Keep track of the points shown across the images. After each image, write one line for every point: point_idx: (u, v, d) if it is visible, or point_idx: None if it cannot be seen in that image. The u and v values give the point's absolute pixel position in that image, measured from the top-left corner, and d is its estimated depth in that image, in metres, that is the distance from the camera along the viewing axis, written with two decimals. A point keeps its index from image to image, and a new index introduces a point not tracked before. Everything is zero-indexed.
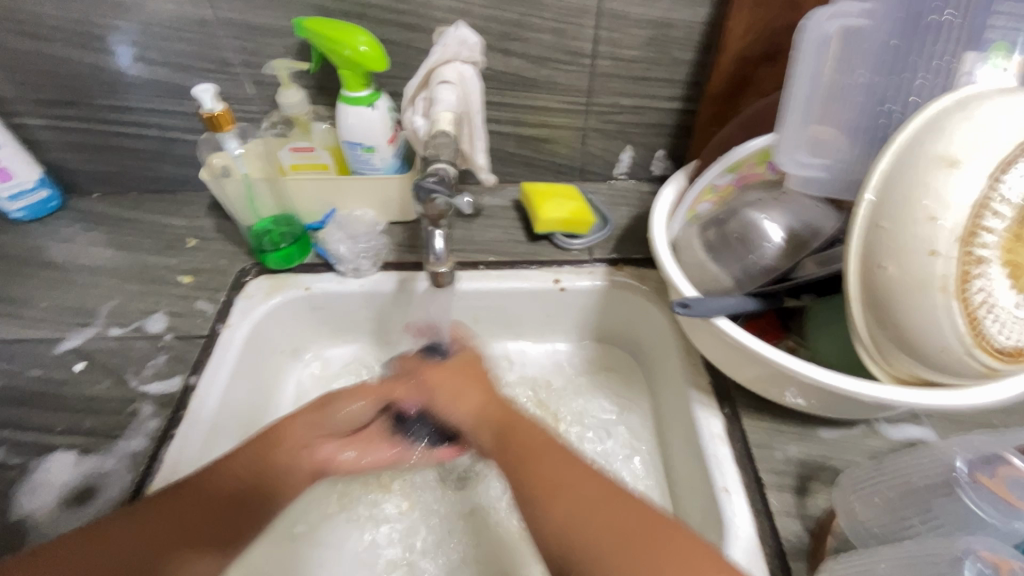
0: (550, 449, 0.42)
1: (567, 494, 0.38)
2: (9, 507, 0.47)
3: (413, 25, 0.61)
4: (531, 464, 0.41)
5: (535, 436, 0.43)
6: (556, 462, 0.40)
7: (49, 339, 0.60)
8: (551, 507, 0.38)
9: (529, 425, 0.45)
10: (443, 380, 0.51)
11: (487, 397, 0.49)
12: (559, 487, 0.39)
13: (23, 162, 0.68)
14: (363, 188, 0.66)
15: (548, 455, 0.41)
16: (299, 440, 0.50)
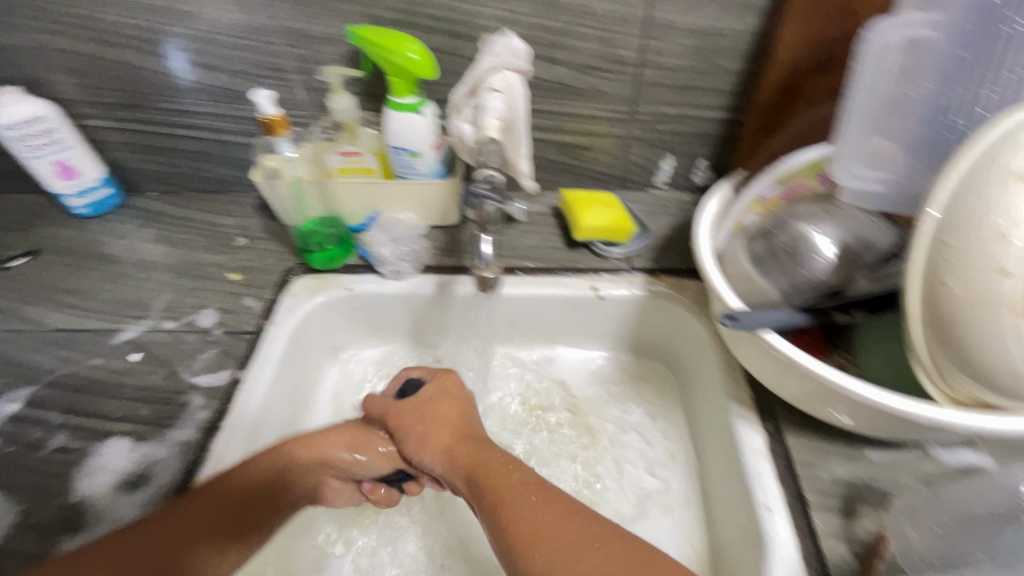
0: (533, 489, 0.45)
1: (541, 531, 0.41)
2: (69, 488, 0.50)
3: (461, 33, 0.62)
4: (504, 506, 0.44)
5: (501, 478, 0.47)
6: (536, 501, 0.44)
7: (107, 330, 0.63)
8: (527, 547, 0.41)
9: (502, 468, 0.48)
10: (413, 421, 0.56)
11: (456, 438, 0.53)
12: (538, 525, 0.42)
13: (88, 161, 0.72)
14: (406, 192, 0.67)
15: (528, 497, 0.44)
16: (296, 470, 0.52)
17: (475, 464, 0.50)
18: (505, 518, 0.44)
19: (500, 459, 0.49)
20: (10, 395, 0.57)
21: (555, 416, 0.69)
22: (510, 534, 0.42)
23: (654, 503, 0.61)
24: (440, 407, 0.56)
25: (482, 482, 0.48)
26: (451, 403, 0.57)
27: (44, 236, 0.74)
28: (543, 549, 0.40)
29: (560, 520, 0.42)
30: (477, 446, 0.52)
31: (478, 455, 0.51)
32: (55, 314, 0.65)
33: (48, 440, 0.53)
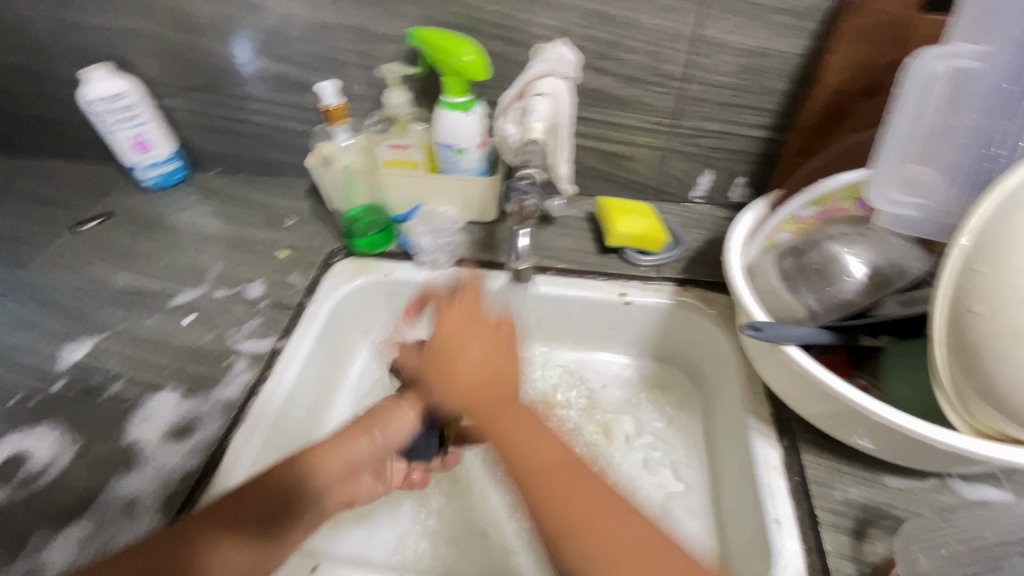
0: (568, 472, 0.40)
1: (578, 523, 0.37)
2: (122, 431, 0.54)
3: (514, 40, 0.65)
4: (549, 490, 0.39)
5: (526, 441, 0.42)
6: (573, 487, 0.39)
7: (165, 293, 0.68)
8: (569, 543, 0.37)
9: (548, 446, 0.42)
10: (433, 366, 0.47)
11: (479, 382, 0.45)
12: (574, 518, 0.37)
13: (161, 137, 0.78)
14: (449, 187, 0.70)
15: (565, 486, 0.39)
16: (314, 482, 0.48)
17: (504, 429, 0.43)
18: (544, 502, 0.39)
19: (529, 427, 0.43)
20: (76, 343, 0.62)
21: (575, 416, 0.70)
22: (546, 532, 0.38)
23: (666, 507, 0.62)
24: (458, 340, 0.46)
25: (521, 452, 0.41)
26: (475, 328, 0.47)
27: (117, 203, 0.81)
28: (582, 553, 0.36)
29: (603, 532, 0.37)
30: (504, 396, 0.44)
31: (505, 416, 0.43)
32: (120, 275, 0.70)
33: (106, 387, 0.58)
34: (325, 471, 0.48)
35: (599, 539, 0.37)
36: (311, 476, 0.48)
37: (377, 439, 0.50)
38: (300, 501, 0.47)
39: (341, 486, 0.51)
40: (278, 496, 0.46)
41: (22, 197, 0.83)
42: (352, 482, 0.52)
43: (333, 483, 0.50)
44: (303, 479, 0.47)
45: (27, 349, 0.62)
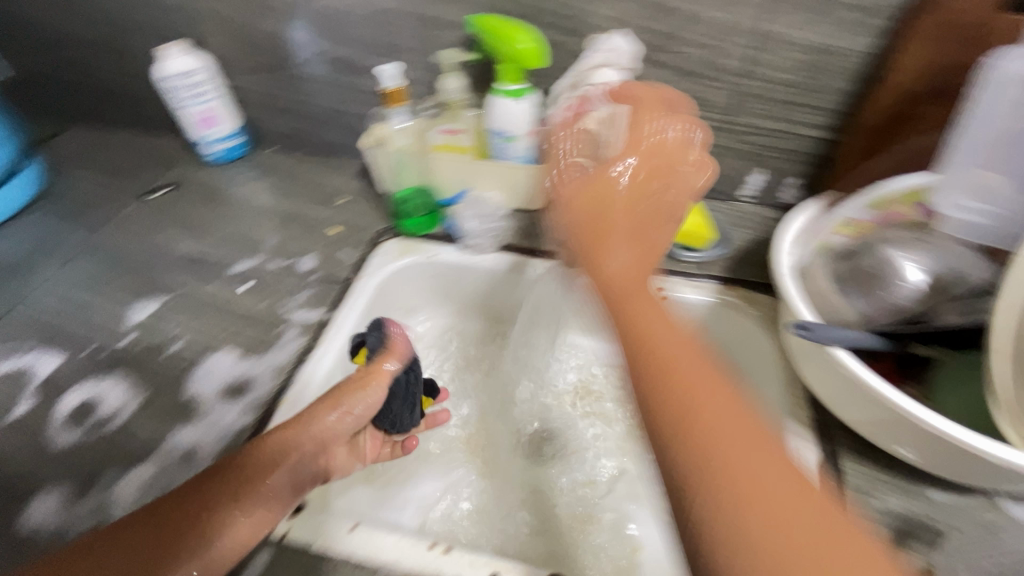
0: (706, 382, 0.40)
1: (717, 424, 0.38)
2: (182, 386, 0.58)
3: (570, 29, 0.65)
4: (690, 401, 0.38)
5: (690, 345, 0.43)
6: (711, 395, 0.39)
7: (223, 261, 0.71)
8: (687, 437, 0.37)
9: (689, 355, 0.42)
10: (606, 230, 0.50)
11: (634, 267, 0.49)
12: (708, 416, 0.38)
13: (226, 113, 0.82)
14: (496, 173, 0.70)
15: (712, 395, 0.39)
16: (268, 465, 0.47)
17: (633, 314, 0.46)
18: (687, 419, 0.38)
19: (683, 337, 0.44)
20: (142, 302, 0.67)
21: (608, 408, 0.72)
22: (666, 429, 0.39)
23: None
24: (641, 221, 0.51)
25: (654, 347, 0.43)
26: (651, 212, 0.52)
27: (183, 175, 0.85)
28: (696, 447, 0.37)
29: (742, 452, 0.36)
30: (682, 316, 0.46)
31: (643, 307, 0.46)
32: (184, 241, 0.74)
33: (168, 345, 0.62)
34: (298, 445, 0.49)
35: (727, 445, 0.36)
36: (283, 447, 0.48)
37: (345, 411, 0.52)
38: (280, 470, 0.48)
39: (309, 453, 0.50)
40: (253, 466, 0.47)
41: (98, 163, 0.88)
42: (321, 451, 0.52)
43: (303, 458, 0.50)
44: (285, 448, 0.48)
45: (100, 305, 0.67)
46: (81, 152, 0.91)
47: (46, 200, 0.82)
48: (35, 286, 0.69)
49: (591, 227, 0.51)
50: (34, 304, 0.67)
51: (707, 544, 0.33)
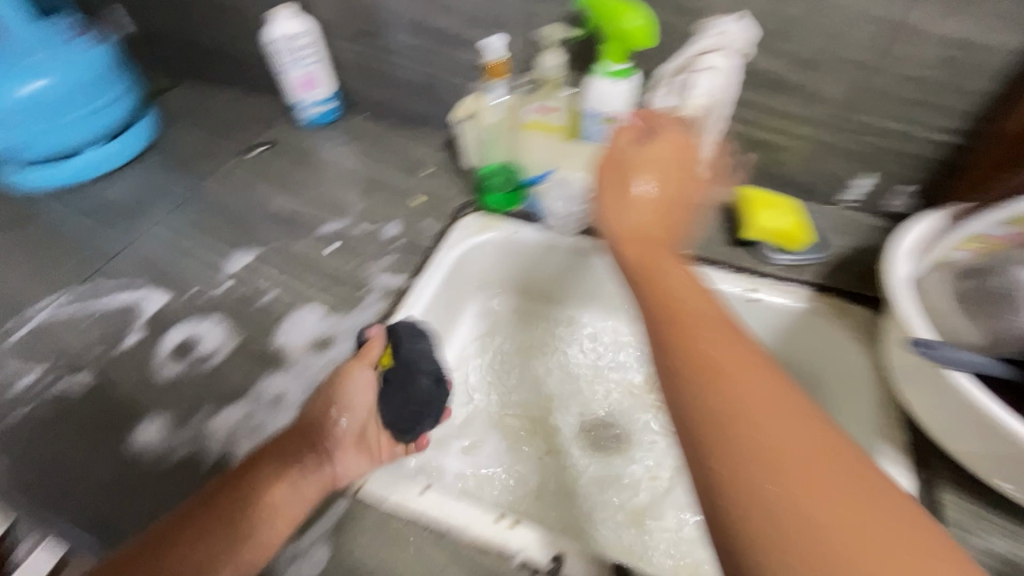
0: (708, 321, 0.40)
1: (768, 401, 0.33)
2: (274, 334, 0.61)
3: (684, 9, 0.62)
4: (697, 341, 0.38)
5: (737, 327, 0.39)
6: (724, 339, 0.38)
7: (315, 220, 0.74)
8: (704, 380, 0.36)
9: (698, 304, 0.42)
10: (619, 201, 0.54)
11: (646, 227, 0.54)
12: (745, 392, 0.34)
13: (324, 77, 0.84)
14: (586, 154, 0.69)
15: (743, 368, 0.35)
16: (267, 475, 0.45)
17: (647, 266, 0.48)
18: (699, 361, 0.37)
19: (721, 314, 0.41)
20: (241, 252, 0.70)
21: None
22: (692, 418, 0.35)
23: None
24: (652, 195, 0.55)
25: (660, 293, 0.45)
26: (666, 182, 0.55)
27: (280, 135, 0.89)
28: (733, 425, 0.33)
29: (797, 440, 0.31)
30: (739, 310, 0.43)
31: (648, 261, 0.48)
32: (280, 198, 0.78)
33: (263, 294, 0.65)
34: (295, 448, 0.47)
35: (741, 383, 0.35)
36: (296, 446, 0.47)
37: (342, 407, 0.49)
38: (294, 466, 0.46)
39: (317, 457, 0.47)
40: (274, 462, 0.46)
41: (207, 117, 0.94)
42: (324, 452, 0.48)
43: (302, 465, 0.46)
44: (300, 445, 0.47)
45: (203, 250, 0.72)
46: (192, 105, 0.97)
47: (161, 149, 0.89)
48: (149, 227, 0.75)
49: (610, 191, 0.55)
50: (146, 244, 0.73)
51: (726, 491, 0.31)
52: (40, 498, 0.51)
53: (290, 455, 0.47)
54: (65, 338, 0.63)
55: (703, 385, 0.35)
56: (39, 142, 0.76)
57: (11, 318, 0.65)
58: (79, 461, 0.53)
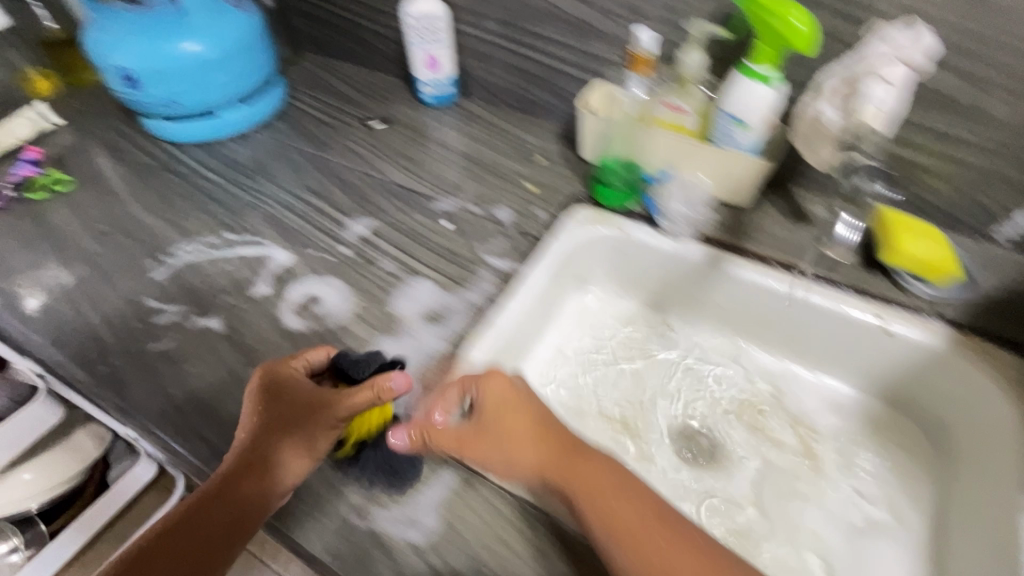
0: (608, 486, 0.46)
1: (592, 498, 0.45)
2: (390, 301, 0.63)
3: (845, 12, 0.56)
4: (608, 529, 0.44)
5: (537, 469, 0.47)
6: (618, 485, 0.46)
7: (430, 197, 0.77)
8: (617, 530, 0.43)
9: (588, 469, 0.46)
10: (488, 449, 0.47)
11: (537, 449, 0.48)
12: (653, 534, 0.44)
13: (448, 58, 0.86)
14: (713, 158, 0.67)
15: (646, 514, 0.45)
16: (253, 463, 0.48)
17: (569, 479, 0.46)
18: (617, 531, 0.44)
19: (553, 451, 0.47)
20: (360, 220, 0.74)
21: (779, 428, 0.68)
22: (618, 542, 0.43)
23: (866, 541, 0.60)
24: (536, 432, 0.48)
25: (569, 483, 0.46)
26: (519, 406, 0.49)
27: (397, 111, 0.93)
28: (642, 544, 0.43)
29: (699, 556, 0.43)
30: (527, 414, 0.49)
31: (562, 463, 0.47)
32: (397, 172, 0.81)
33: (379, 261, 0.68)
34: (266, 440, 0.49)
35: (644, 525, 0.44)
36: (258, 449, 0.48)
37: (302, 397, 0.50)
38: (252, 482, 0.47)
39: (277, 461, 0.47)
40: (236, 474, 0.47)
41: (328, 92, 0.99)
42: (275, 459, 0.47)
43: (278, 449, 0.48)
44: (258, 455, 0.48)
45: (325, 214, 0.75)
46: (315, 79, 1.02)
47: (287, 116, 0.94)
48: (275, 188, 0.80)
49: (488, 441, 0.48)
50: (273, 203, 0.77)
51: None
52: (181, 421, 0.56)
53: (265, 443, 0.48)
54: (199, 279, 0.67)
55: (606, 521, 0.44)
56: (187, 99, 0.83)
57: (154, 255, 0.71)
58: (211, 394, 0.57)
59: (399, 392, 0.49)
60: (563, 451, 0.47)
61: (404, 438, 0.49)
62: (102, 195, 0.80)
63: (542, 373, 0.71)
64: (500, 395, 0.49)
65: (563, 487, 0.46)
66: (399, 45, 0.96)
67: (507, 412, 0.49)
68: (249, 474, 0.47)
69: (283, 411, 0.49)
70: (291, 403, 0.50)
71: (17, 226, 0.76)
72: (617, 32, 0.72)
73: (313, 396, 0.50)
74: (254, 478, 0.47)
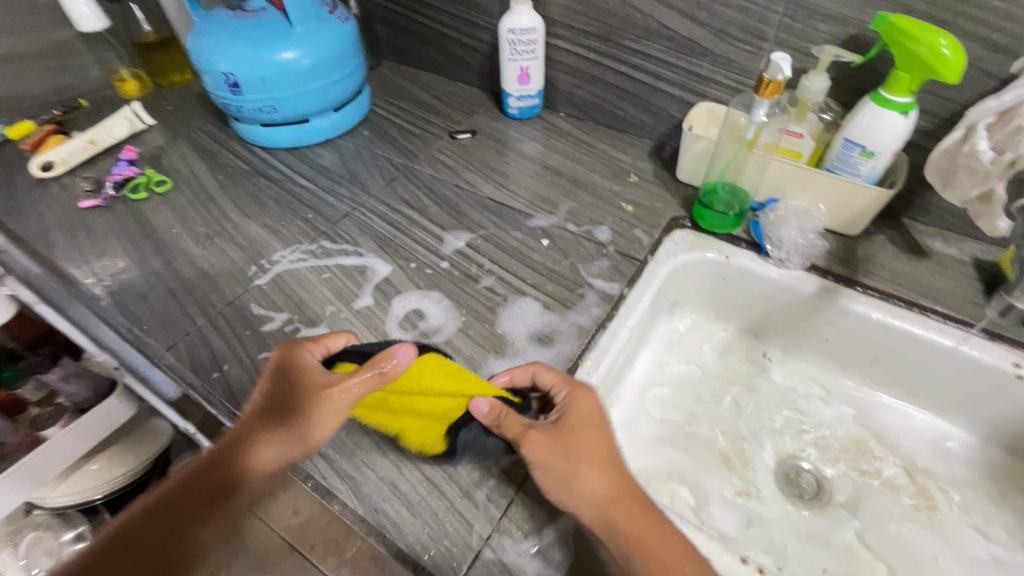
0: (659, 543, 0.44)
1: (646, 547, 0.43)
2: (497, 320, 0.63)
3: (1000, 45, 0.55)
4: None
5: (597, 500, 0.44)
6: (669, 547, 0.44)
7: (524, 213, 0.76)
8: None
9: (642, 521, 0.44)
10: (554, 458, 0.45)
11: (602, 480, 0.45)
12: None
13: (539, 72, 0.85)
14: (828, 186, 0.65)
15: None
16: (239, 445, 0.50)
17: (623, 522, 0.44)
18: None
19: (618, 486, 0.45)
20: (457, 234, 0.73)
21: (889, 469, 0.65)
22: None
23: None
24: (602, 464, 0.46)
25: (623, 528, 0.44)
26: (592, 434, 0.47)
27: (482, 123, 0.92)
28: None
29: None
30: (602, 440, 0.47)
31: (620, 505, 0.45)
32: (488, 186, 0.80)
33: (481, 278, 0.67)
34: (256, 425, 0.50)
35: None
36: (246, 432, 0.50)
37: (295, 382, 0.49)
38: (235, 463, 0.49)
39: (267, 444, 0.49)
40: (223, 455, 0.50)
41: (410, 100, 0.99)
42: (263, 441, 0.49)
43: (264, 435, 0.49)
44: (244, 437, 0.50)
45: (420, 226, 0.75)
46: (395, 86, 1.02)
47: (373, 124, 0.94)
48: (367, 197, 0.80)
49: (556, 454, 0.45)
50: (367, 213, 0.78)
51: None
52: None
53: (253, 427, 0.50)
54: (302, 289, 0.68)
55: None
56: (283, 106, 0.83)
57: (258, 262, 0.71)
58: None
59: (401, 369, 0.47)
60: (625, 492, 0.45)
61: (486, 404, 0.47)
62: (198, 197, 0.82)
63: (638, 400, 0.69)
64: (585, 414, 0.48)
65: (617, 528, 0.44)
66: (484, 56, 0.95)
67: (581, 432, 0.46)
68: (232, 455, 0.49)
69: (270, 395, 0.50)
70: (281, 385, 0.50)
71: (123, 228, 0.77)
72: (730, 53, 0.70)
73: (308, 379, 0.49)
74: (240, 459, 0.49)
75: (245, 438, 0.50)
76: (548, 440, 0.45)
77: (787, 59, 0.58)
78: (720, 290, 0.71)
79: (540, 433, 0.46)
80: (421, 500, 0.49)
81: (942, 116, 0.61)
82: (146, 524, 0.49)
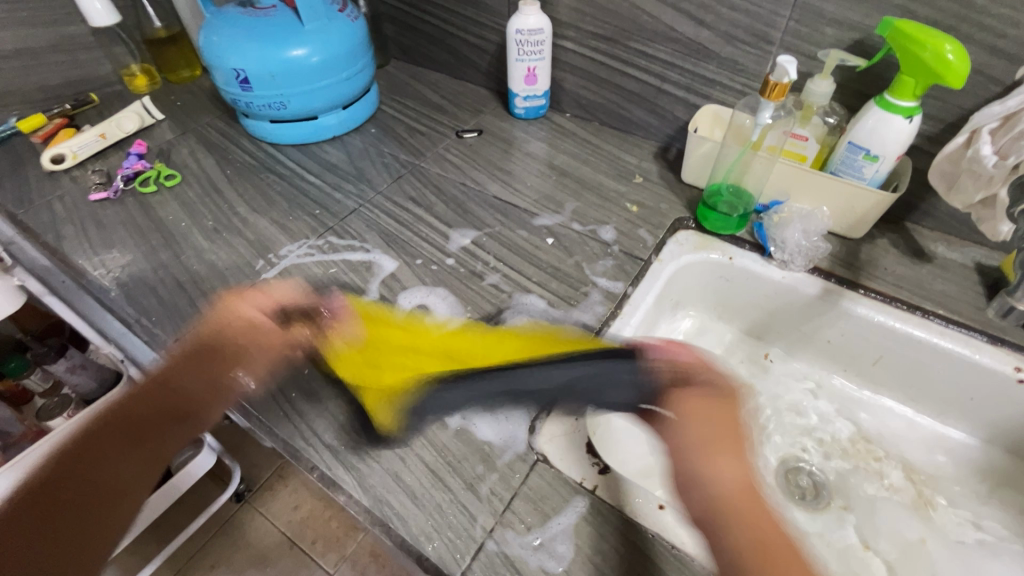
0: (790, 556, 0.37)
1: (775, 551, 0.37)
2: (501, 316, 0.64)
3: (1006, 52, 0.56)
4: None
5: (730, 481, 0.41)
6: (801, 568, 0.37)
7: (529, 212, 0.76)
8: None
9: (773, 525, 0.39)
10: (698, 421, 0.44)
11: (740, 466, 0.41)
12: None
13: (546, 73, 0.86)
14: (832, 189, 0.66)
15: None
16: (176, 384, 0.52)
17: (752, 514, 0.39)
18: None
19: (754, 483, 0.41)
20: (462, 232, 0.74)
21: (889, 471, 0.66)
22: None
23: None
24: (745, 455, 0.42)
25: (748, 517, 0.39)
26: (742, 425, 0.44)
27: (488, 122, 0.93)
28: None
29: None
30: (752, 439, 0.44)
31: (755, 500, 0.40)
32: (494, 184, 0.81)
33: (486, 275, 0.68)
34: (191, 368, 0.53)
35: None
36: (178, 376, 0.53)
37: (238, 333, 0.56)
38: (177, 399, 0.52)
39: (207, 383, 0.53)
40: (153, 394, 0.52)
41: (417, 99, 1.00)
42: (201, 382, 0.53)
43: (203, 375, 0.53)
44: (177, 385, 0.53)
45: (425, 223, 0.76)
46: (402, 85, 1.03)
47: (380, 122, 0.95)
48: (374, 194, 0.81)
49: (700, 419, 0.45)
50: (374, 209, 0.78)
51: None
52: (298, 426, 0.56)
53: (189, 369, 0.53)
54: (309, 283, 0.68)
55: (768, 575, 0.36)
56: (292, 102, 0.84)
57: (265, 256, 0.72)
58: (326, 392, 0.57)
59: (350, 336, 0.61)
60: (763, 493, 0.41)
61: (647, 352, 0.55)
62: (206, 191, 0.82)
63: None
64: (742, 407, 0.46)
65: (746, 517, 0.39)
66: (491, 56, 0.96)
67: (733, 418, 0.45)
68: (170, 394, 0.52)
69: (194, 349, 0.54)
70: (213, 347, 0.54)
71: (132, 220, 0.78)
72: (737, 57, 0.71)
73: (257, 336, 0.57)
74: (178, 395, 0.52)
75: (179, 377, 0.53)
76: (697, 405, 0.46)
77: (792, 62, 0.59)
78: (722, 290, 0.72)
79: (693, 399, 0.46)
80: (425, 492, 0.50)
81: (946, 122, 0.61)
82: (65, 482, 0.48)
